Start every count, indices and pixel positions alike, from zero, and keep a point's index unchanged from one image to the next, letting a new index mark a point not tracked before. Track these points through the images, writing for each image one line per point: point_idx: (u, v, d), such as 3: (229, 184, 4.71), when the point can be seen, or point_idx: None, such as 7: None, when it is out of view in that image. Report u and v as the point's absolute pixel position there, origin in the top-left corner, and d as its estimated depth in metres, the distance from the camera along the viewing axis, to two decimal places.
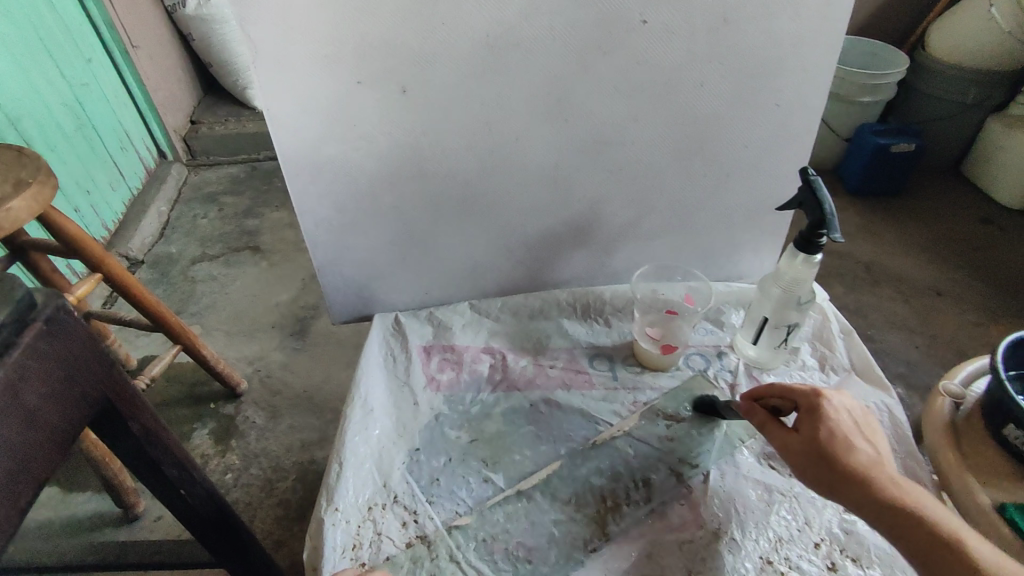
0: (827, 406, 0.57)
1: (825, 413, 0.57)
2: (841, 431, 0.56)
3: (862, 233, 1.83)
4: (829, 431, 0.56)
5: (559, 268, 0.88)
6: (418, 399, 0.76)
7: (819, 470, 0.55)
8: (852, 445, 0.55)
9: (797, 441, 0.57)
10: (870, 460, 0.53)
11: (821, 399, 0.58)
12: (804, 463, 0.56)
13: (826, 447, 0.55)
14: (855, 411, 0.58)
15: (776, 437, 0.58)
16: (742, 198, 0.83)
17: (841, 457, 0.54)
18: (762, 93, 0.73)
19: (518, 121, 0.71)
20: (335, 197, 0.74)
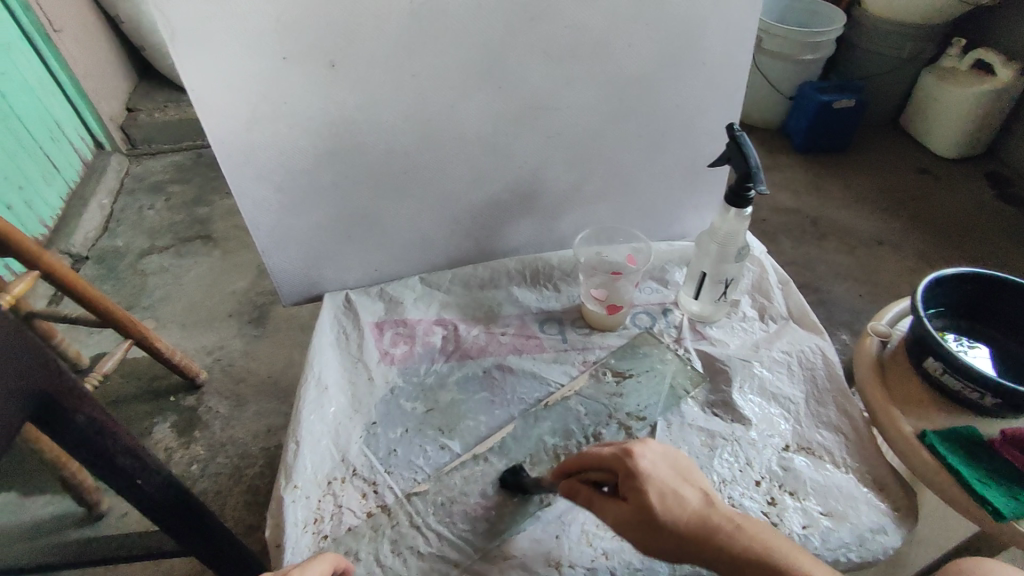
0: (643, 462, 0.52)
1: (645, 479, 0.51)
2: (659, 487, 0.51)
3: (809, 189, 1.89)
4: (653, 496, 0.50)
5: (507, 236, 0.89)
6: (373, 373, 0.77)
7: (666, 536, 0.50)
8: (677, 500, 0.50)
9: (624, 513, 0.51)
10: (704, 512, 0.50)
11: (631, 454, 0.52)
12: (645, 531, 0.50)
13: (657, 512, 0.50)
14: (665, 456, 0.53)
15: (610, 512, 0.52)
16: (679, 158, 0.85)
17: (666, 521, 0.49)
18: (690, 51, 0.74)
19: (452, 91, 0.71)
20: (271, 177, 0.73)
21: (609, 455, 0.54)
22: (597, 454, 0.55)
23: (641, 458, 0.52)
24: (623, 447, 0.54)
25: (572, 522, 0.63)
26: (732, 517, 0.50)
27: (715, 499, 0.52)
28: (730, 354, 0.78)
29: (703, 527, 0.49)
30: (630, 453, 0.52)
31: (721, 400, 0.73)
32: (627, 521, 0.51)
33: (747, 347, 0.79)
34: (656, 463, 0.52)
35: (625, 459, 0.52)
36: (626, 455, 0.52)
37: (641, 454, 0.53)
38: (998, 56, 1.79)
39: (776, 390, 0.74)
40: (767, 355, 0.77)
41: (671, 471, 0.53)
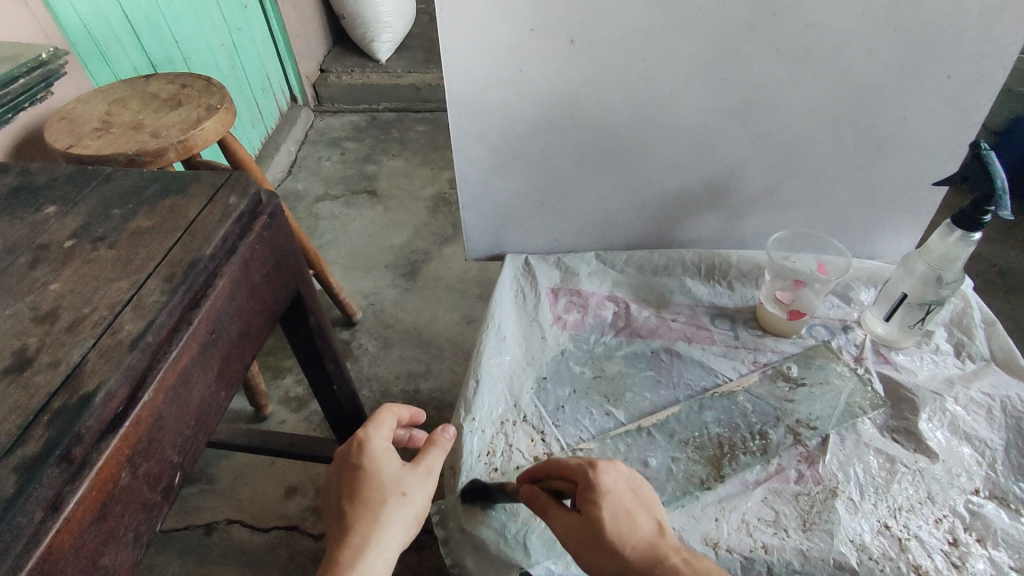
0: (604, 478, 0.53)
1: (604, 495, 0.52)
2: (620, 507, 0.52)
3: (1000, 235, 1.70)
4: (606, 514, 0.51)
5: (688, 227, 0.90)
6: (546, 334, 0.82)
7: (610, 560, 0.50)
8: (632, 522, 0.51)
9: (579, 524, 0.52)
10: (653, 542, 0.51)
11: (593, 471, 0.53)
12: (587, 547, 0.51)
13: (608, 537, 0.50)
14: (628, 487, 0.54)
15: (557, 522, 0.53)
16: (890, 175, 0.81)
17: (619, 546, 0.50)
18: (936, 64, 0.70)
19: (675, 77, 0.73)
20: (489, 137, 0.80)
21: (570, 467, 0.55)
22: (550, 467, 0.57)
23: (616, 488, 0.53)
24: (589, 461, 0.55)
25: (733, 510, 0.64)
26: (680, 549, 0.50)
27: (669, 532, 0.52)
28: (919, 384, 0.73)
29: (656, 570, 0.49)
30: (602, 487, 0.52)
31: (904, 428, 0.70)
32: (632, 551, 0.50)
33: (939, 380, 0.74)
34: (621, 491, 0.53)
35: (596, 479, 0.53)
36: (591, 471, 0.53)
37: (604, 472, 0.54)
38: None
39: (971, 430, 0.69)
40: (962, 393, 0.72)
41: (630, 499, 0.53)
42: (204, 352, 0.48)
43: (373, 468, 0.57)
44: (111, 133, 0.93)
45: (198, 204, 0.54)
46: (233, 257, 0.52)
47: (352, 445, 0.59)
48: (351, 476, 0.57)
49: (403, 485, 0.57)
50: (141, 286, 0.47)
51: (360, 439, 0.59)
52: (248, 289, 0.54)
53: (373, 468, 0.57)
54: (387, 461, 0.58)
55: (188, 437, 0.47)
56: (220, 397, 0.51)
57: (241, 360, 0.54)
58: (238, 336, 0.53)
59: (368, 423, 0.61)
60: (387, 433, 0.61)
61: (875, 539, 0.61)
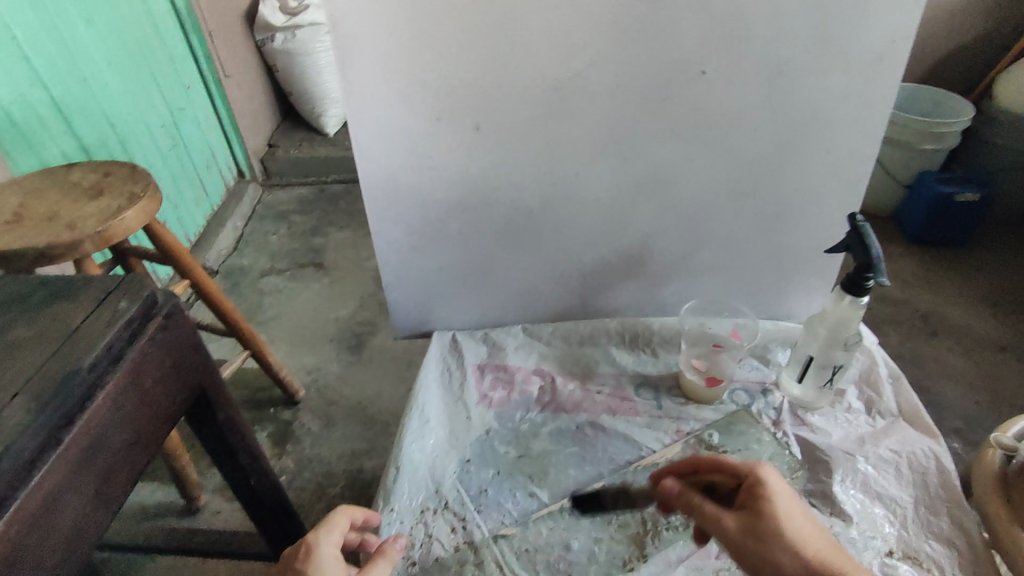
0: (766, 477, 0.56)
1: (769, 491, 0.55)
2: (779, 512, 0.54)
3: (921, 282, 1.79)
4: (778, 509, 0.54)
5: (610, 297, 0.92)
6: (471, 413, 0.81)
7: (757, 553, 0.53)
8: (780, 508, 0.54)
9: (734, 530, 0.54)
10: (807, 537, 0.53)
11: (754, 472, 0.56)
12: (754, 554, 0.53)
13: (780, 527, 0.53)
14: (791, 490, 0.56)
15: (713, 524, 0.56)
16: (792, 241, 0.86)
17: (776, 530, 0.53)
18: (815, 139, 0.76)
19: (579, 158, 0.77)
20: (406, 220, 0.82)
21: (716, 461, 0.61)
22: (705, 463, 0.61)
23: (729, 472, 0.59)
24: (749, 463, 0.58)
25: None
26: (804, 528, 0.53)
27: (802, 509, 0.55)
28: (832, 444, 0.75)
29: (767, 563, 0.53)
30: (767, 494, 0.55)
31: (820, 491, 0.71)
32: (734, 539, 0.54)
33: (852, 440, 0.76)
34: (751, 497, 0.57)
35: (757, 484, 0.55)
36: (752, 473, 0.56)
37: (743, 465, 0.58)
38: None
39: (882, 490, 0.70)
40: (873, 452, 0.73)
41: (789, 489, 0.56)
42: (76, 472, 0.46)
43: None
44: (26, 226, 0.91)
45: (84, 310, 0.53)
46: (117, 367, 0.50)
47: (301, 549, 0.57)
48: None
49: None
50: (7, 406, 0.45)
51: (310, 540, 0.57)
52: (138, 396, 0.52)
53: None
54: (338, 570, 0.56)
55: (53, 566, 0.45)
56: (100, 516, 0.49)
57: (129, 469, 0.52)
58: (126, 446, 0.51)
59: (319, 527, 0.58)
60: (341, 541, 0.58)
61: None
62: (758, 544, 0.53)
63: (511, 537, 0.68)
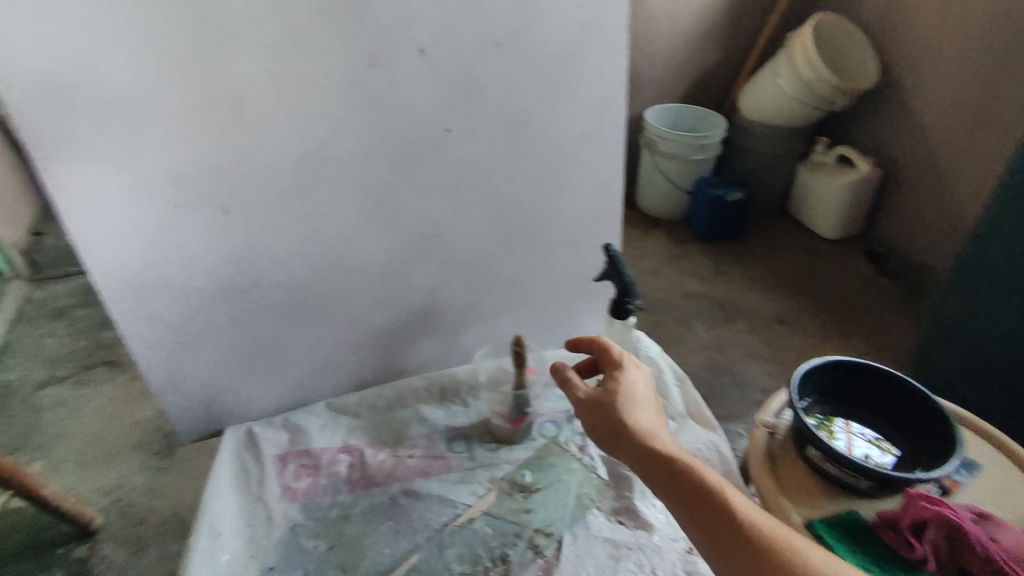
0: (629, 373, 0.66)
1: (622, 380, 0.66)
2: (632, 396, 0.64)
3: (714, 275, 2.03)
4: (621, 389, 0.65)
5: (413, 352, 0.90)
6: (272, 513, 0.74)
7: (624, 441, 0.61)
8: (634, 411, 0.63)
9: (594, 405, 0.65)
10: (652, 436, 0.61)
11: (620, 368, 0.67)
12: (613, 435, 0.63)
13: (620, 409, 0.63)
14: (647, 382, 0.66)
15: (573, 397, 0.67)
16: (571, 270, 0.91)
17: (623, 415, 0.63)
18: (567, 178, 0.82)
19: (345, 225, 0.75)
20: (164, 316, 0.73)
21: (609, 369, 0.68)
22: (596, 339, 0.71)
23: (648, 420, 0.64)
24: (620, 359, 0.68)
25: None
26: (672, 448, 0.60)
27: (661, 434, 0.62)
28: None
29: (648, 446, 0.60)
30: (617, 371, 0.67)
31: (625, 507, 0.74)
32: (635, 461, 0.60)
33: None
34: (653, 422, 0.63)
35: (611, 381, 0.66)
36: (621, 364, 0.67)
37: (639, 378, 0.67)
38: (856, 153, 2.05)
39: None
40: None
41: (654, 400, 0.66)
42: None
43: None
44: None
45: None
46: None
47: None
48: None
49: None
50: None
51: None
52: None
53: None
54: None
55: None
56: None
57: None
58: None
59: None
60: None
61: None
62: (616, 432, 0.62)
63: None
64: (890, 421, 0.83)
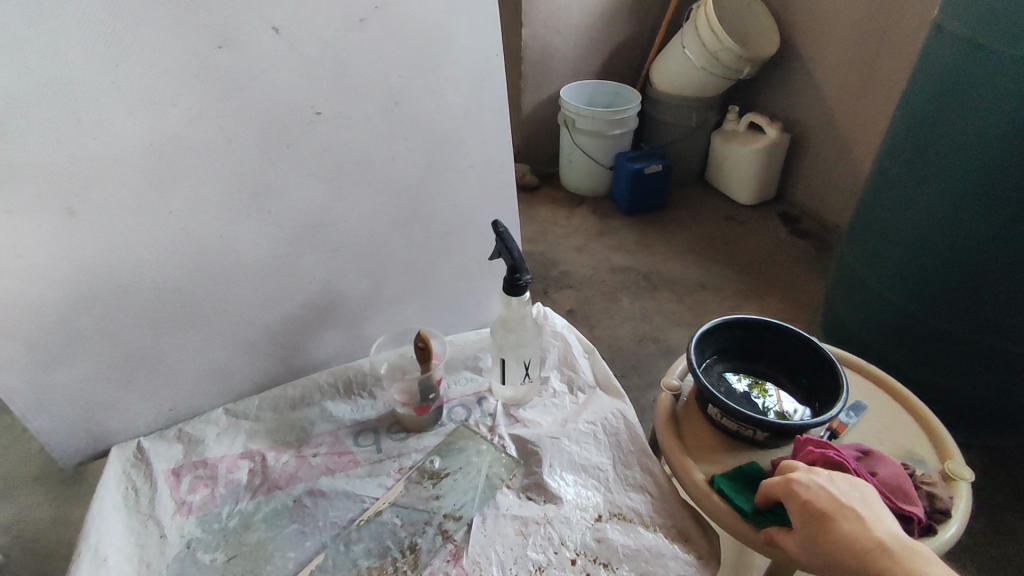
0: (800, 488, 0.58)
1: (799, 497, 0.57)
2: (817, 503, 0.56)
3: (638, 248, 2.06)
4: (810, 500, 0.56)
5: (315, 349, 0.87)
6: (165, 530, 0.70)
7: (828, 552, 0.54)
8: (827, 519, 0.55)
9: (799, 538, 0.57)
10: (847, 541, 0.52)
11: (789, 481, 0.59)
12: (819, 549, 0.55)
13: (819, 512, 0.55)
14: (828, 481, 0.58)
15: (786, 545, 0.59)
16: (471, 252, 0.90)
17: (826, 528, 0.54)
18: (454, 157, 0.81)
19: (216, 220, 0.71)
20: (20, 333, 0.67)
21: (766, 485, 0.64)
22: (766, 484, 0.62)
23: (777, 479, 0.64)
24: (786, 477, 0.60)
25: None
26: (878, 535, 0.52)
27: (876, 519, 0.53)
28: (540, 433, 0.80)
29: (810, 503, 0.56)
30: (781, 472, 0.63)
31: (534, 482, 0.74)
32: (800, 549, 0.57)
33: (558, 422, 0.82)
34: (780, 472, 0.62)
35: (785, 483, 0.59)
36: (785, 480, 0.59)
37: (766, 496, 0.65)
38: (763, 118, 2.12)
39: (584, 461, 0.76)
40: (574, 429, 0.80)
41: (843, 487, 0.57)
42: None
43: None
44: None
45: None
46: None
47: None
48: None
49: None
50: None
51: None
52: None
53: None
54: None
55: None
56: None
57: None
58: None
59: None
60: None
61: None
62: (823, 552, 0.54)
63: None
64: (785, 372, 0.86)
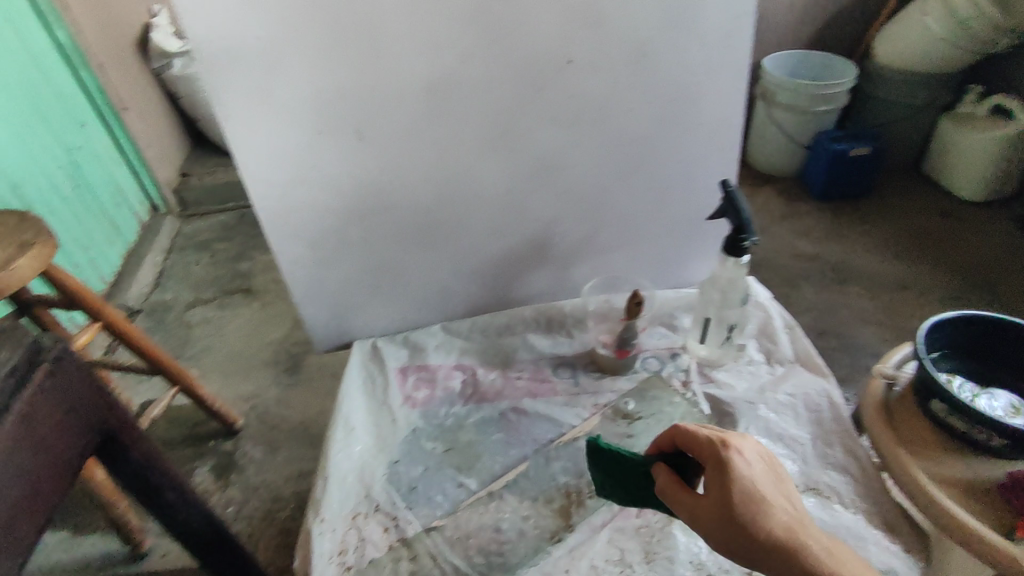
0: (738, 459, 0.51)
1: (738, 472, 0.50)
2: (756, 488, 0.49)
3: (829, 235, 1.91)
4: (742, 488, 0.49)
5: (522, 284, 0.95)
6: (396, 416, 0.82)
7: (761, 547, 0.48)
8: (767, 508, 0.49)
9: (707, 508, 0.50)
10: (778, 540, 0.47)
11: (727, 449, 0.51)
12: (730, 530, 0.48)
13: (745, 504, 0.49)
14: (761, 459, 0.52)
15: (681, 504, 0.51)
16: (681, 210, 0.91)
17: (758, 521, 0.48)
18: (686, 114, 0.82)
19: (467, 155, 0.79)
20: (307, 234, 0.81)
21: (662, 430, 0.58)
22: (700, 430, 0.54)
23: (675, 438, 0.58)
24: (721, 436, 0.52)
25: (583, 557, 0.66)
26: (804, 537, 0.47)
27: (809, 522, 0.49)
28: (736, 396, 0.80)
29: (745, 484, 0.49)
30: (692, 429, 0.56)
31: None
32: (699, 515, 0.50)
33: (755, 390, 0.81)
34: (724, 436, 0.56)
35: (718, 452, 0.51)
36: (723, 448, 0.51)
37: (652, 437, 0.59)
38: (1015, 102, 1.82)
39: (783, 431, 0.76)
40: (773, 398, 0.79)
41: (773, 478, 0.51)
42: None
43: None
44: None
45: None
46: (4, 421, 0.51)
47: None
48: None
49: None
50: None
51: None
52: (29, 445, 0.53)
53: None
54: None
55: None
56: None
57: (29, 520, 0.52)
58: (21, 496, 0.52)
59: None
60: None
61: (711, 555, 0.65)
62: (733, 538, 0.48)
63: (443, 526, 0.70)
64: None
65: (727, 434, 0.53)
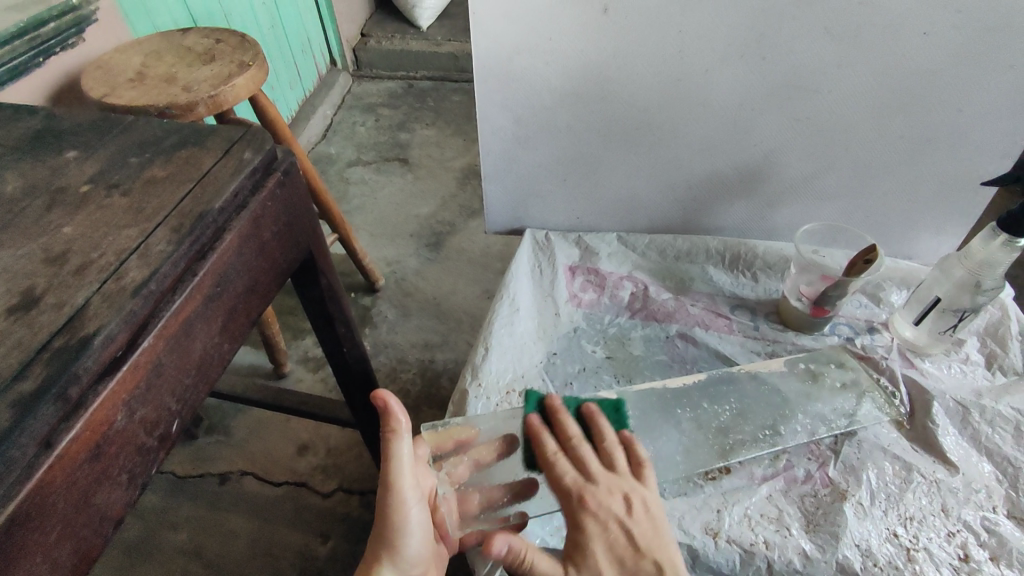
0: (612, 452, 0.61)
1: (608, 448, 0.62)
2: (615, 465, 0.60)
3: None
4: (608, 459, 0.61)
5: (716, 214, 0.87)
6: (560, 310, 0.81)
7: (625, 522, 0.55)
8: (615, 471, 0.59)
9: (591, 467, 0.59)
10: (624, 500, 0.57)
11: (608, 443, 0.62)
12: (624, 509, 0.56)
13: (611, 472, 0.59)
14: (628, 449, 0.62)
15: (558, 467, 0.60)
16: (938, 168, 0.76)
17: (609, 484, 0.58)
18: (997, 51, 0.64)
19: (710, 54, 0.69)
20: (515, 106, 0.77)
21: (539, 428, 0.63)
22: (600, 421, 0.64)
23: (618, 450, 0.62)
24: (609, 436, 0.63)
25: (736, 503, 0.63)
26: (646, 521, 0.56)
27: (644, 503, 0.57)
28: (944, 391, 0.70)
29: (610, 460, 0.61)
30: (554, 453, 0.61)
31: (923, 437, 0.67)
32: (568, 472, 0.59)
33: (967, 391, 0.70)
34: (621, 464, 0.60)
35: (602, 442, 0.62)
36: (603, 438, 0.63)
37: (614, 438, 0.63)
38: None
39: (993, 446, 0.65)
40: (990, 408, 0.67)
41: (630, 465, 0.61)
42: (208, 304, 0.48)
43: (403, 513, 0.54)
44: (144, 85, 0.91)
45: (212, 156, 0.54)
46: (239, 216, 0.51)
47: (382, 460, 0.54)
48: (382, 501, 0.54)
49: (462, 494, 0.64)
50: (150, 235, 0.47)
51: (389, 443, 0.54)
52: (255, 247, 0.53)
53: (408, 496, 0.55)
54: (448, 461, 0.66)
55: (188, 386, 0.48)
56: (223, 350, 0.52)
57: (244, 314, 0.54)
58: (244, 290, 0.53)
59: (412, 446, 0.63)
60: (446, 441, 0.66)
61: (882, 545, 0.60)
62: (599, 488, 0.58)
63: (604, 403, 0.70)
64: None
65: (609, 435, 0.63)
